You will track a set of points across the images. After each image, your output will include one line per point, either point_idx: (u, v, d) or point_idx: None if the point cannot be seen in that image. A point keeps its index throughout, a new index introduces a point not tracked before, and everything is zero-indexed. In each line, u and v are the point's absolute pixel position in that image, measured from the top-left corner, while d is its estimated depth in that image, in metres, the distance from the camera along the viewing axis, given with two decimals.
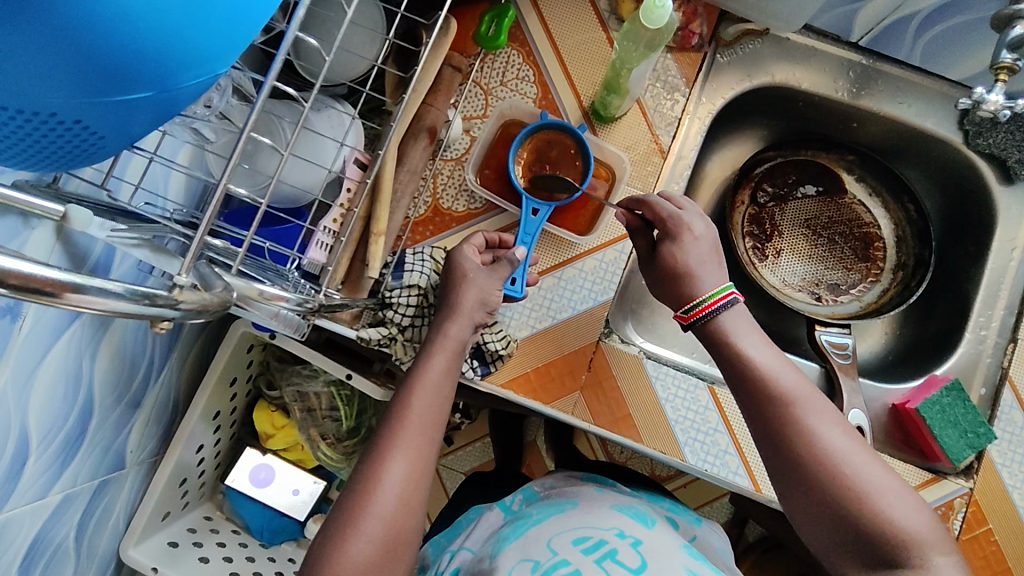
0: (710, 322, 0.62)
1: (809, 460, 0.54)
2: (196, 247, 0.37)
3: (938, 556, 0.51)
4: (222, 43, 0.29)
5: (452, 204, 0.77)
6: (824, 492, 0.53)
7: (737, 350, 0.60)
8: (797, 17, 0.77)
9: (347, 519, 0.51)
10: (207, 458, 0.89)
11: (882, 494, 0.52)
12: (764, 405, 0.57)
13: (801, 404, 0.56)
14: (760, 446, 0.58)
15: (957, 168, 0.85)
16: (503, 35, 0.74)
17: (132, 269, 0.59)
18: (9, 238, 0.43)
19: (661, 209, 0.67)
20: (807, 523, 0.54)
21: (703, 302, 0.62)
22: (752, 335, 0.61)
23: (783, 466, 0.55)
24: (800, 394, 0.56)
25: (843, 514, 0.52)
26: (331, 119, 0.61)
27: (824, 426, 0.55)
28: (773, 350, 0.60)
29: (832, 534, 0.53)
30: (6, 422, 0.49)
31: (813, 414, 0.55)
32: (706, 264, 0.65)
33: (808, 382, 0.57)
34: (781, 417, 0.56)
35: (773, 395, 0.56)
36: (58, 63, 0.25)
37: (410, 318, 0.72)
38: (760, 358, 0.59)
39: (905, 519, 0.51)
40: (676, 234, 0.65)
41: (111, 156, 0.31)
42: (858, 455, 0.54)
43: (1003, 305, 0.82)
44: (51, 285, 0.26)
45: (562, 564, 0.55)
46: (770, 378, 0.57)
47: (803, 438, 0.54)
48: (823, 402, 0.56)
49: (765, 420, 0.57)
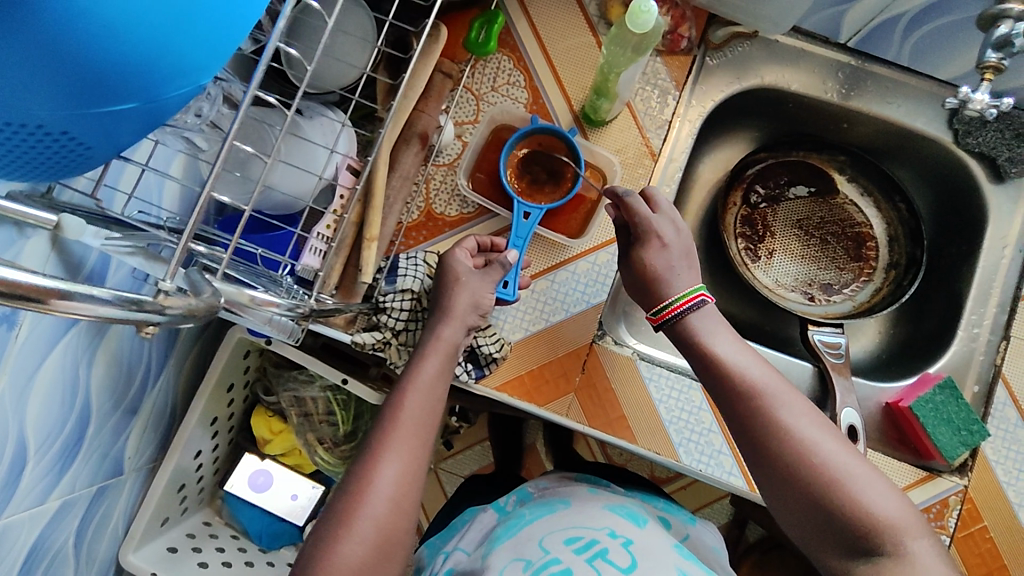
0: (678, 322, 0.63)
1: (781, 450, 0.54)
2: (182, 252, 0.37)
3: (915, 541, 0.50)
4: (205, 54, 0.29)
5: (445, 208, 0.78)
6: (798, 479, 0.53)
7: (706, 349, 0.61)
8: (784, 19, 0.78)
9: (339, 521, 0.52)
10: (205, 464, 0.89)
11: (856, 481, 0.52)
12: (736, 398, 0.57)
13: (771, 397, 0.56)
14: (738, 442, 0.58)
15: (948, 167, 0.86)
16: (492, 41, 0.73)
17: (128, 277, 0.59)
18: (5, 248, 0.44)
19: (635, 210, 0.67)
20: (785, 512, 0.54)
21: (670, 304, 0.64)
22: (721, 332, 0.62)
23: (757, 460, 0.55)
24: (769, 387, 0.57)
25: (817, 502, 0.52)
26: (323, 126, 0.62)
27: (794, 415, 0.55)
28: (743, 350, 0.61)
29: (810, 524, 0.52)
30: (5, 430, 0.50)
31: (783, 405, 0.56)
32: (690, 283, 0.65)
33: (777, 374, 0.58)
34: (752, 408, 0.56)
35: (744, 389, 0.57)
36: (44, 75, 0.25)
37: (404, 322, 0.73)
38: (730, 356, 0.59)
39: (879, 505, 0.51)
40: (643, 240, 0.67)
41: (100, 165, 0.32)
42: (828, 444, 0.54)
43: (995, 302, 0.82)
44: (37, 293, 0.26)
45: (553, 564, 0.55)
46: (740, 373, 0.58)
47: (774, 428, 0.55)
48: (792, 394, 0.57)
49: (737, 414, 0.57)
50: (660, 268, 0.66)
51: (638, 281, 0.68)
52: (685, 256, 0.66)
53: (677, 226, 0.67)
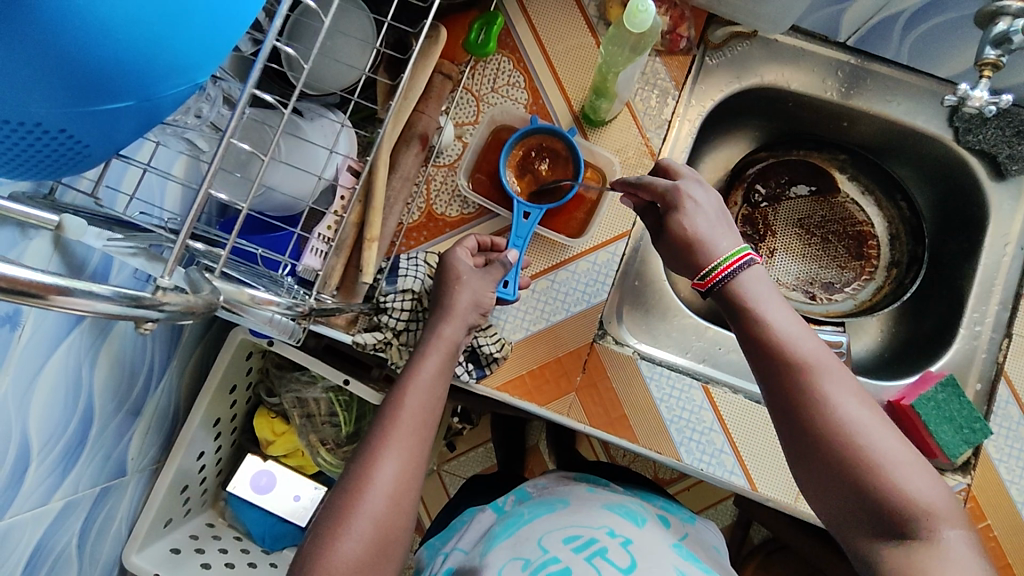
0: (730, 283, 0.59)
1: (824, 428, 0.52)
2: (180, 250, 0.38)
3: (950, 529, 0.48)
4: (202, 52, 0.30)
5: (445, 209, 0.78)
6: (836, 457, 0.51)
7: (753, 315, 0.57)
8: (783, 18, 0.78)
9: (337, 519, 0.52)
10: (208, 465, 0.90)
11: (898, 465, 0.50)
12: (779, 369, 0.55)
13: (819, 371, 0.53)
14: (775, 412, 0.56)
15: (949, 165, 0.86)
16: (492, 42, 0.73)
17: (130, 278, 0.60)
18: (8, 248, 0.44)
19: (658, 185, 0.65)
20: (816, 487, 0.53)
21: (719, 265, 0.59)
22: (772, 299, 0.58)
23: (795, 432, 0.54)
24: (818, 360, 0.54)
25: (853, 482, 0.50)
26: (324, 128, 0.63)
27: (841, 392, 0.52)
28: (796, 319, 0.57)
29: (844, 504, 0.51)
30: (7, 431, 0.51)
31: (830, 380, 0.53)
32: (734, 243, 0.61)
33: (827, 347, 0.55)
34: (796, 381, 0.53)
35: (791, 361, 0.54)
36: (40, 74, 0.26)
37: (405, 322, 0.73)
38: (779, 326, 0.56)
39: (919, 491, 0.49)
40: (677, 204, 0.63)
41: (99, 164, 0.32)
42: (873, 424, 0.51)
43: (997, 300, 0.82)
44: (38, 288, 0.26)
45: (552, 563, 0.55)
46: (788, 344, 0.55)
47: (819, 404, 0.52)
48: (841, 369, 0.54)
49: (780, 385, 0.55)
50: (704, 232, 0.61)
51: (675, 251, 0.63)
52: (720, 213, 0.62)
53: (705, 187, 0.64)
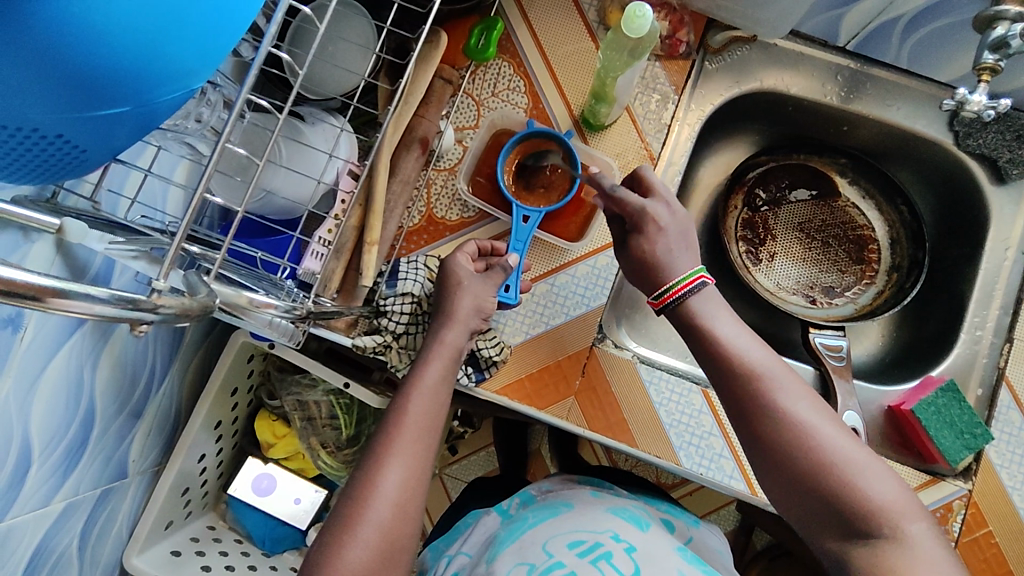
0: (699, 300, 0.60)
1: (778, 434, 0.52)
2: (174, 253, 0.38)
3: (912, 525, 0.48)
4: (195, 60, 0.30)
5: (446, 212, 0.78)
6: (792, 462, 0.51)
7: (706, 330, 0.58)
8: (782, 24, 0.78)
9: (345, 527, 0.52)
10: (210, 468, 0.90)
11: (852, 464, 0.50)
12: (733, 380, 0.55)
13: (770, 381, 0.54)
14: (734, 425, 0.56)
15: (950, 168, 0.86)
16: (492, 47, 0.75)
17: (131, 281, 0.60)
18: (10, 252, 0.45)
19: (626, 202, 0.64)
20: (780, 495, 0.53)
21: (674, 286, 0.60)
22: (722, 314, 0.59)
23: (753, 442, 0.54)
24: (768, 370, 0.55)
25: (812, 486, 0.50)
26: (325, 132, 0.63)
27: (791, 398, 0.53)
28: (746, 332, 0.58)
29: (809, 510, 0.51)
30: (9, 432, 0.51)
31: (780, 388, 0.54)
32: (692, 264, 0.62)
33: (776, 357, 0.56)
34: (749, 392, 0.54)
35: (741, 372, 0.55)
36: (33, 80, 0.26)
37: (405, 326, 0.73)
38: (730, 337, 0.57)
39: (875, 489, 0.49)
40: (641, 227, 0.63)
41: (97, 167, 0.32)
42: (825, 427, 0.52)
43: (998, 305, 0.82)
44: (37, 291, 0.27)
45: (557, 567, 0.56)
46: (737, 354, 0.56)
47: (772, 412, 0.53)
48: (791, 377, 0.55)
49: (735, 397, 0.55)
50: (685, 252, 0.62)
51: (638, 271, 0.64)
52: (683, 235, 0.62)
53: (673, 208, 0.63)
